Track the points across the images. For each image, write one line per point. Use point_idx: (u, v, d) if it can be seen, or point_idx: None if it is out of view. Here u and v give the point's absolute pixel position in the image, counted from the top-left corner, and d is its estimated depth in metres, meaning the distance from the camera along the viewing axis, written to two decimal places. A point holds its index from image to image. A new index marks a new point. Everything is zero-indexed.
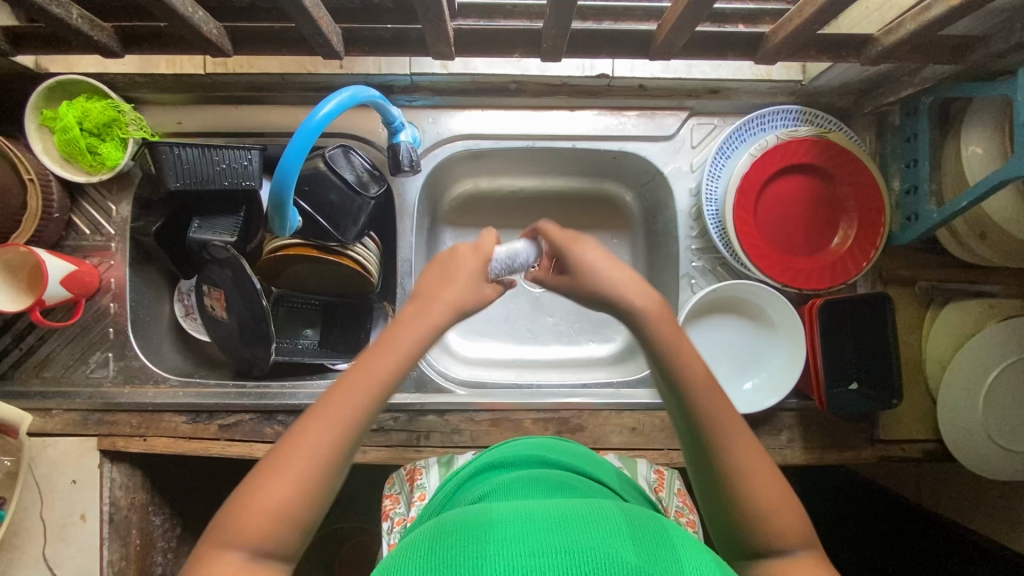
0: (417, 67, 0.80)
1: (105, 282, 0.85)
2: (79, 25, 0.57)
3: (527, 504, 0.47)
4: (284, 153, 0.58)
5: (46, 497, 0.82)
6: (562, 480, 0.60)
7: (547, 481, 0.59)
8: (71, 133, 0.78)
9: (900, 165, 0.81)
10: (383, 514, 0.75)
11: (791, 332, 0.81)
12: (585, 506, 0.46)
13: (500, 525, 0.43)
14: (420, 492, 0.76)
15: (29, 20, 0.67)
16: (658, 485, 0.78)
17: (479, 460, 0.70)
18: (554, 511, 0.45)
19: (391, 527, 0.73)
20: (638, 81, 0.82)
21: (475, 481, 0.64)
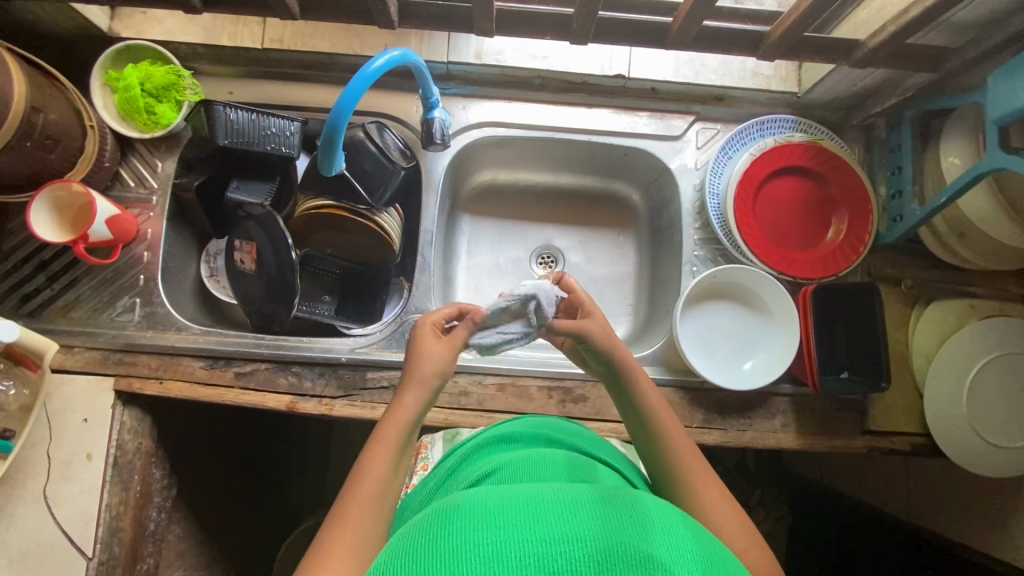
0: (453, 55, 0.89)
1: (142, 232, 0.90)
2: None
3: (530, 492, 0.51)
4: (342, 95, 0.64)
5: (55, 434, 0.83)
6: (571, 463, 0.63)
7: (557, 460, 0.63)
8: (132, 92, 0.85)
9: (886, 173, 0.89)
10: None
11: (784, 315, 0.86)
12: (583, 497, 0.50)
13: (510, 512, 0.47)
14: (423, 462, 0.82)
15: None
16: None
17: (481, 436, 0.73)
18: (556, 502, 0.49)
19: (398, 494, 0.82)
20: (651, 83, 0.92)
21: (481, 454, 0.69)
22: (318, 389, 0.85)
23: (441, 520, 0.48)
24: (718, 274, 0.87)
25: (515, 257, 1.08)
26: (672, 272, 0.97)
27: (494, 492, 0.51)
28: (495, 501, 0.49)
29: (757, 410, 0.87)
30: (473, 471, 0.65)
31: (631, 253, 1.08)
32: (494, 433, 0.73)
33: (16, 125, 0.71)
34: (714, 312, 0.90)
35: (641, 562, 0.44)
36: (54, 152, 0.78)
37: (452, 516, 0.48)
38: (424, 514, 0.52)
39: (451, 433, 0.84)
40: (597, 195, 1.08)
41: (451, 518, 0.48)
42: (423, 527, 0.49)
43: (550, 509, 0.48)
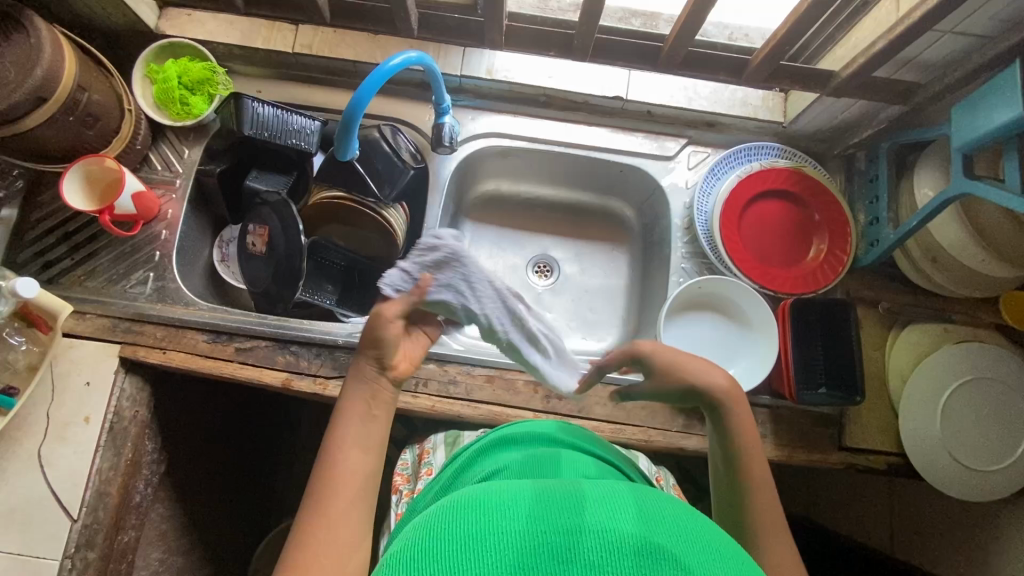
0: (467, 69, 0.97)
1: (163, 212, 0.95)
2: None
3: (535, 486, 0.51)
4: (361, 84, 0.70)
5: (57, 395, 0.86)
6: (557, 458, 0.66)
7: (551, 458, 0.66)
8: (170, 84, 0.93)
9: (864, 202, 0.94)
10: (394, 489, 0.86)
11: (764, 330, 0.90)
12: (597, 490, 0.50)
13: (517, 506, 0.48)
14: (426, 467, 0.85)
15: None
16: (658, 476, 0.87)
17: (481, 442, 0.76)
18: (567, 495, 0.49)
19: (399, 498, 0.84)
20: (647, 107, 0.99)
21: (485, 457, 0.72)
22: (313, 368, 0.89)
23: (451, 512, 0.48)
24: (703, 284, 0.92)
25: (512, 264, 1.13)
26: (660, 283, 1.01)
27: (503, 486, 0.52)
28: (504, 496, 0.49)
29: None
30: (484, 470, 0.68)
31: (624, 268, 1.13)
32: (493, 437, 0.76)
33: (61, 100, 0.77)
34: (697, 321, 0.94)
35: (660, 554, 0.43)
36: (94, 128, 0.85)
37: (465, 509, 0.48)
38: (435, 506, 0.52)
39: (452, 437, 0.87)
40: (593, 210, 1.14)
41: (462, 510, 0.48)
42: (434, 521, 0.49)
43: (562, 503, 0.48)
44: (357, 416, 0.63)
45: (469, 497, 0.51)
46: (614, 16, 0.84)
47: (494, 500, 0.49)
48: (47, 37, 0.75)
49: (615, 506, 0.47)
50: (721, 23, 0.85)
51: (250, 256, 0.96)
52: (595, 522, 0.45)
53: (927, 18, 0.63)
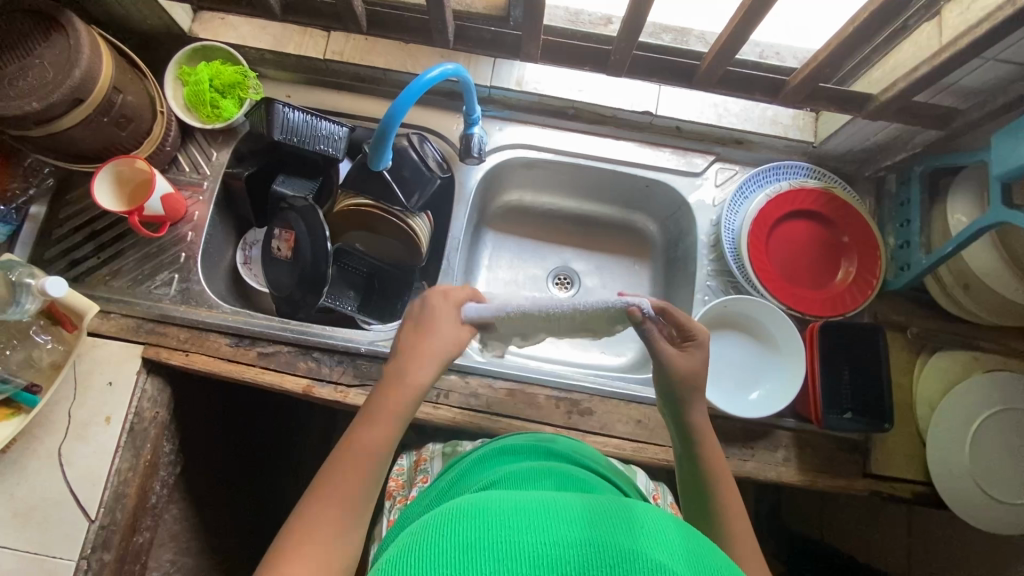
0: (496, 79, 0.97)
1: (190, 213, 0.95)
2: None
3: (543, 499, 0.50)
4: (399, 95, 0.68)
5: (80, 394, 0.86)
6: (567, 474, 0.66)
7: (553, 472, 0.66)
8: (202, 87, 0.93)
9: (896, 225, 0.93)
10: (387, 493, 0.85)
11: (792, 353, 0.88)
12: (612, 509, 0.49)
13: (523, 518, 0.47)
14: (422, 475, 0.84)
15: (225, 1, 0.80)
16: (654, 494, 0.84)
17: (481, 451, 0.76)
18: (576, 514, 0.48)
19: (392, 504, 0.83)
20: (676, 122, 0.98)
21: (484, 464, 0.72)
22: (334, 376, 0.88)
23: (453, 517, 0.48)
24: (729, 303, 0.90)
25: (532, 275, 1.13)
26: (684, 300, 1.00)
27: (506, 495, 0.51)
28: (507, 505, 0.48)
29: (761, 441, 0.88)
30: (482, 478, 0.68)
31: (645, 281, 1.12)
32: (496, 445, 0.76)
33: (97, 102, 0.78)
34: (723, 341, 0.93)
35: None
36: (126, 130, 0.85)
37: (467, 516, 0.47)
38: (433, 512, 0.51)
39: (451, 447, 0.86)
40: (616, 224, 1.13)
41: (466, 518, 0.47)
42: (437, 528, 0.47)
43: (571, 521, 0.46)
44: (394, 410, 0.64)
45: (470, 503, 0.50)
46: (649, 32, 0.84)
47: (498, 507, 0.48)
48: (87, 39, 0.75)
49: (625, 524, 0.46)
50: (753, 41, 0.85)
51: (271, 258, 0.97)
52: (603, 538, 0.44)
53: (973, 46, 0.62)
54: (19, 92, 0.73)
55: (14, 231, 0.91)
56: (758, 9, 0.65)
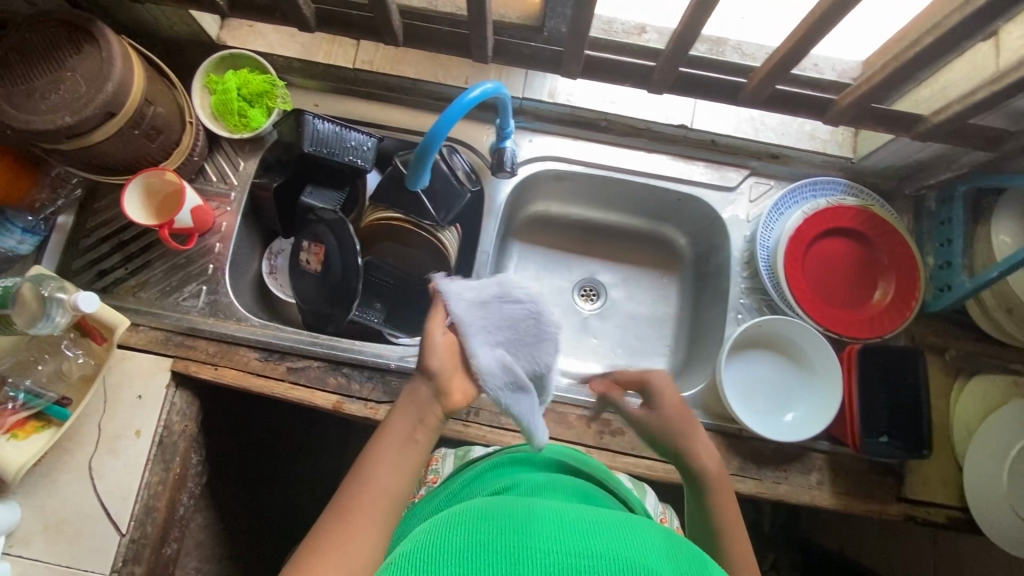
0: (528, 91, 0.95)
1: (217, 224, 0.94)
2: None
3: (555, 507, 0.51)
4: (441, 117, 0.67)
5: (110, 407, 0.86)
6: (585, 491, 0.65)
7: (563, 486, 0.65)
8: (229, 96, 0.92)
9: (935, 244, 0.91)
10: None
11: (829, 376, 0.86)
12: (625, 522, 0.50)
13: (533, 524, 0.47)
14: (433, 475, 0.84)
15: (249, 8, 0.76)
16: (663, 517, 0.85)
17: (492, 458, 0.75)
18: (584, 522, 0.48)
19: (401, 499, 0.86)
20: (711, 136, 0.96)
21: (502, 470, 0.70)
22: (364, 392, 0.88)
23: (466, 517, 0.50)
24: (763, 324, 0.89)
25: (558, 287, 1.11)
26: (716, 317, 0.98)
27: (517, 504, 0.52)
28: (518, 512, 0.49)
29: (793, 464, 0.88)
30: (499, 482, 0.67)
31: (673, 295, 1.10)
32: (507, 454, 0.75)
33: (128, 115, 0.77)
34: (755, 361, 0.92)
35: None
36: (156, 141, 0.84)
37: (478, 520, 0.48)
38: (445, 515, 0.53)
39: (463, 451, 0.84)
40: (644, 236, 1.12)
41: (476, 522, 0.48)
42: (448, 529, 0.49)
43: (578, 529, 0.47)
44: (409, 425, 0.62)
45: (481, 508, 0.52)
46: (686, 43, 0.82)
47: (513, 511, 0.50)
48: (118, 50, 0.73)
49: (635, 538, 0.47)
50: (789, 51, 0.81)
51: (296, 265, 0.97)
52: (612, 550, 0.45)
53: None
54: (51, 106, 0.71)
55: (42, 241, 0.90)
56: (816, 32, 0.63)
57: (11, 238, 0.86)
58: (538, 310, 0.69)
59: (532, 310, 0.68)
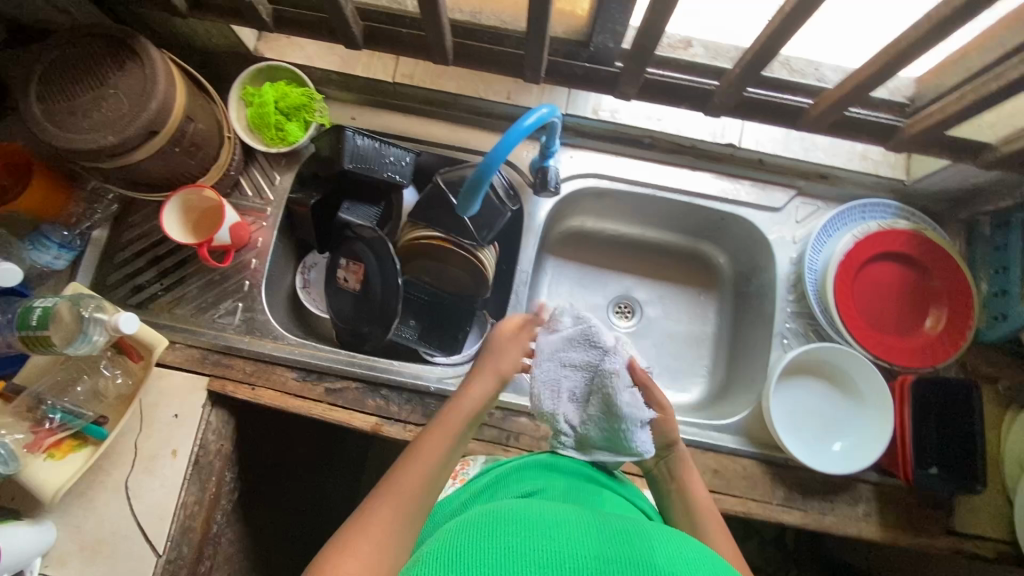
0: (572, 106, 0.94)
1: (253, 240, 0.93)
2: (349, 17, 0.71)
3: (581, 514, 0.54)
4: (498, 145, 0.66)
5: (147, 426, 0.85)
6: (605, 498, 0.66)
7: (584, 490, 0.66)
8: (267, 109, 0.90)
9: (990, 270, 0.89)
10: None
11: (880, 407, 0.84)
12: (648, 530, 0.53)
13: (563, 527, 0.51)
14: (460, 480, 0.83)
15: (299, 24, 0.75)
16: None
17: (522, 458, 0.73)
18: (609, 529, 0.52)
19: None
20: (759, 155, 0.94)
21: (523, 476, 0.68)
22: (403, 414, 0.86)
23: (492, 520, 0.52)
24: (810, 351, 0.87)
25: (593, 304, 1.09)
26: (760, 340, 0.96)
27: (545, 508, 0.54)
28: (548, 517, 0.52)
29: (840, 495, 0.86)
30: (521, 487, 0.66)
31: (712, 314, 1.08)
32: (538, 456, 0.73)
33: (170, 134, 0.75)
34: (801, 390, 0.90)
35: None
36: (195, 158, 0.82)
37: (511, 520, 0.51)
38: (473, 515, 0.55)
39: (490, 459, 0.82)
40: (683, 253, 1.10)
41: (510, 523, 0.50)
42: (481, 526, 0.51)
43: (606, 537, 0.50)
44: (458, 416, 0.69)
45: (511, 509, 0.54)
46: (728, 56, 0.76)
47: (532, 518, 0.52)
48: (162, 68, 0.72)
49: (663, 544, 0.50)
50: (840, 69, 0.75)
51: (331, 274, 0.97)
52: (641, 556, 0.48)
53: None
54: (94, 125, 0.70)
55: (77, 256, 0.89)
56: (899, 61, 0.61)
57: (48, 254, 0.85)
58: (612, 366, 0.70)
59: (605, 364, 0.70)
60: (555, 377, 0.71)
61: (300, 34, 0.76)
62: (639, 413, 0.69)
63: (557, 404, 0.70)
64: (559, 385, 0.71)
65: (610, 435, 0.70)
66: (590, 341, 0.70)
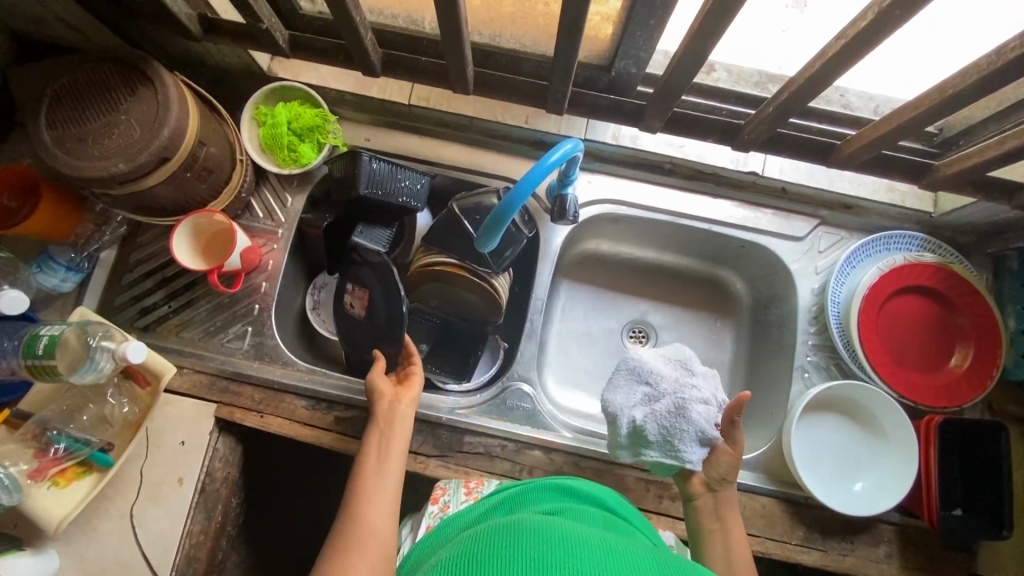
0: (592, 131, 0.92)
1: (264, 262, 0.91)
2: (369, 46, 0.69)
3: (610, 538, 0.51)
4: (518, 184, 0.65)
5: (153, 453, 0.83)
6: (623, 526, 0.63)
7: (606, 519, 0.63)
8: (279, 130, 0.88)
9: (1017, 307, 0.86)
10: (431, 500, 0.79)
11: (904, 448, 0.82)
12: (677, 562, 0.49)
13: (590, 546, 0.48)
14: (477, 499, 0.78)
15: (317, 50, 0.74)
16: None
17: (537, 481, 0.71)
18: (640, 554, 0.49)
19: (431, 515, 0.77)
20: (782, 184, 0.92)
21: (539, 497, 0.67)
22: (414, 445, 0.84)
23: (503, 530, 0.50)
24: (831, 387, 0.85)
25: (607, 328, 1.07)
26: (779, 372, 0.94)
27: (573, 527, 0.51)
28: (577, 537, 0.49)
29: (861, 535, 0.83)
30: (538, 506, 0.64)
31: (728, 341, 1.06)
32: (554, 480, 0.71)
33: (182, 159, 0.73)
34: (821, 426, 0.88)
35: None
36: (206, 181, 0.81)
37: (536, 534, 0.48)
38: (498, 525, 0.53)
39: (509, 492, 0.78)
40: (699, 278, 1.07)
41: (535, 537, 0.48)
42: (504, 538, 0.49)
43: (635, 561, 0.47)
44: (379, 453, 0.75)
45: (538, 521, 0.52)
46: (752, 81, 0.85)
47: (557, 534, 0.49)
48: (175, 94, 0.70)
49: None
50: (865, 94, 0.81)
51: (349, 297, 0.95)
52: None
53: None
54: (105, 151, 0.68)
55: (85, 278, 0.87)
56: (941, 108, 0.58)
57: (55, 277, 0.84)
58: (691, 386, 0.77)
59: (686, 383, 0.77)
60: (636, 379, 0.78)
61: (317, 59, 0.75)
62: (704, 430, 0.75)
63: (632, 400, 0.77)
64: (637, 388, 0.78)
65: (669, 441, 0.75)
66: (682, 363, 0.79)
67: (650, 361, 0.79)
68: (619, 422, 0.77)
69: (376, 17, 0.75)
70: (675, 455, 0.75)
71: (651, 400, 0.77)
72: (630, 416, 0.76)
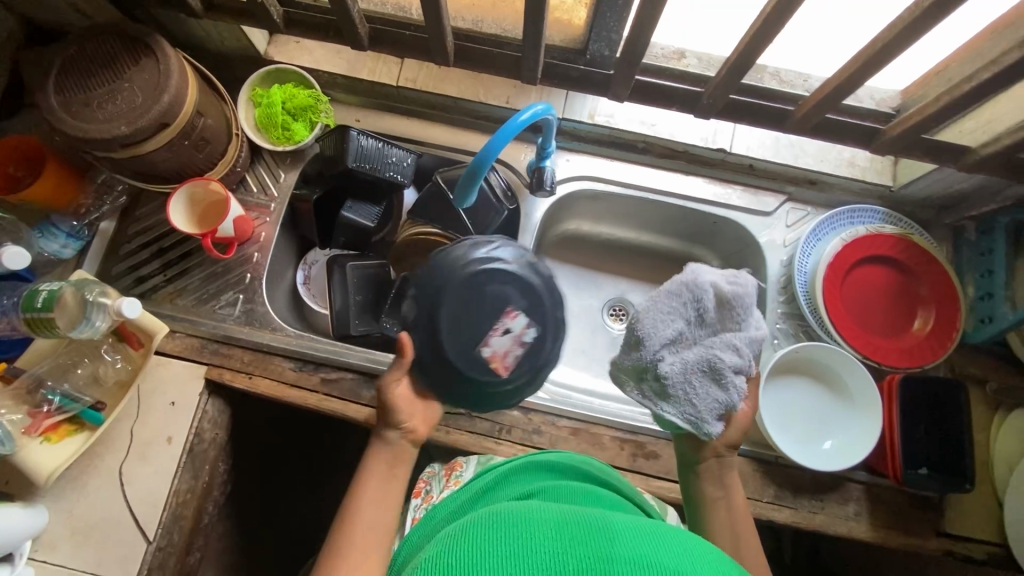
0: (569, 111, 0.97)
1: (256, 234, 0.95)
2: (357, 20, 0.75)
3: (581, 512, 0.51)
4: (494, 136, 0.70)
5: (144, 413, 0.86)
6: (600, 498, 0.64)
7: (584, 493, 0.63)
8: (274, 109, 0.93)
9: (975, 275, 0.91)
10: (416, 491, 0.82)
11: (868, 406, 0.85)
12: (648, 524, 0.49)
13: (560, 525, 0.47)
14: (456, 480, 0.80)
15: (309, 27, 0.80)
16: None
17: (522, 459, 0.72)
18: (612, 524, 0.48)
19: (419, 504, 0.80)
20: (749, 160, 0.97)
21: (521, 477, 0.68)
22: None
23: (490, 520, 0.49)
24: (798, 350, 0.88)
25: (588, 305, 1.11)
26: None
27: (539, 508, 0.51)
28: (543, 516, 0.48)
29: (830, 494, 0.86)
30: (516, 489, 0.65)
31: None
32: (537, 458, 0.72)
33: (180, 126, 0.78)
34: (791, 388, 0.90)
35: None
36: (203, 151, 0.85)
37: (505, 521, 0.48)
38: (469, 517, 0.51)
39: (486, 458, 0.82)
40: (677, 257, 1.11)
41: (502, 525, 0.47)
42: (474, 529, 0.48)
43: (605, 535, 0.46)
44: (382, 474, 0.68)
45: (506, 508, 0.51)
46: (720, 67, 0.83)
47: (525, 518, 0.48)
48: (176, 64, 0.75)
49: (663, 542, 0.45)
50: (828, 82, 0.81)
51: (471, 302, 0.67)
52: (641, 553, 0.43)
53: None
54: (108, 115, 0.73)
55: (84, 246, 0.91)
56: (875, 61, 0.64)
57: (56, 242, 0.88)
58: (735, 340, 0.69)
59: (729, 336, 0.69)
60: (670, 310, 0.68)
61: (310, 35, 0.81)
62: (731, 403, 0.69)
63: (667, 336, 0.67)
64: (677, 323, 0.68)
65: (688, 398, 0.68)
66: (727, 301, 0.68)
67: (692, 287, 0.68)
68: (642, 353, 0.68)
69: (367, 4, 0.81)
70: (693, 422, 0.68)
71: (679, 340, 0.68)
72: (655, 353, 0.68)
